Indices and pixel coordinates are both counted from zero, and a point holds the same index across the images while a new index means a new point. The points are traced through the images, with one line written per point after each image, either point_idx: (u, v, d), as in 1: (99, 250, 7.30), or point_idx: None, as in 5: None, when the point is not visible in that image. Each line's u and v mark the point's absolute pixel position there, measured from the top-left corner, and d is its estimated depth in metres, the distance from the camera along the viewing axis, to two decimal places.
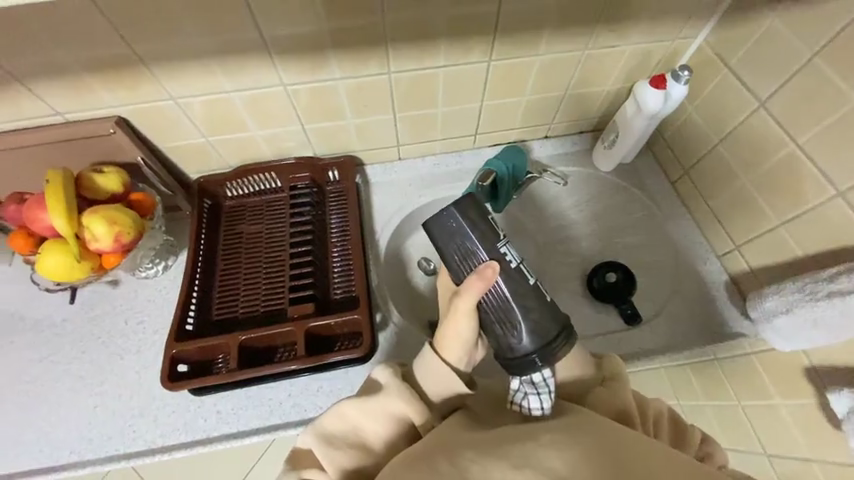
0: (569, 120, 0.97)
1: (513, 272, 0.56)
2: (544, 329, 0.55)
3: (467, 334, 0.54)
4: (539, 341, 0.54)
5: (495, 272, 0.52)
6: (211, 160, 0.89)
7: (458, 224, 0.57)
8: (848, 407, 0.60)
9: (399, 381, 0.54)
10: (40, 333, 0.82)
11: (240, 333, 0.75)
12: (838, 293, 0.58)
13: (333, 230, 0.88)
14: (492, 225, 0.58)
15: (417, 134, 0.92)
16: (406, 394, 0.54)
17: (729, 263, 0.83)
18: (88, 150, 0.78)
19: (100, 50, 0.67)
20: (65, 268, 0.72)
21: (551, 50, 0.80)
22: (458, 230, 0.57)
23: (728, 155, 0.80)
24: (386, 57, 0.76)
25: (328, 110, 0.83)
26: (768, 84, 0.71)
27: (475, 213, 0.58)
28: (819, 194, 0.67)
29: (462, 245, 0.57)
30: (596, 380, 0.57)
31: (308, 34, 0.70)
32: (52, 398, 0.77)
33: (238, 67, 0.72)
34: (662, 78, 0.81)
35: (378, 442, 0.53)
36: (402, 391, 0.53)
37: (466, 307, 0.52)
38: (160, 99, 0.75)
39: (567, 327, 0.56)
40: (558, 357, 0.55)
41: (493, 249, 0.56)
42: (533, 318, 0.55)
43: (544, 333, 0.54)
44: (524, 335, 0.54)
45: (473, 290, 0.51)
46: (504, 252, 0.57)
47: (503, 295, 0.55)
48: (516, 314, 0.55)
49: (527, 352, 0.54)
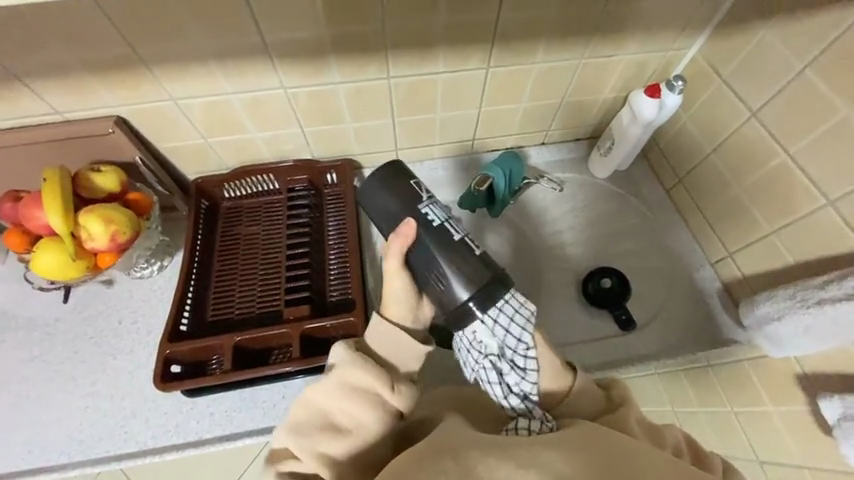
0: (566, 127, 0.98)
1: (434, 229, 0.57)
2: (472, 279, 0.54)
3: (400, 293, 0.57)
4: (470, 288, 0.54)
5: (412, 229, 0.56)
6: (210, 161, 0.89)
7: (381, 194, 0.62)
8: (839, 413, 0.61)
9: (357, 356, 0.55)
10: (32, 332, 0.81)
11: (235, 334, 0.75)
12: (829, 300, 0.59)
13: (330, 232, 0.89)
14: (414, 189, 0.62)
15: (415, 139, 0.93)
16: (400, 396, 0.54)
17: (722, 270, 0.84)
18: (86, 149, 0.78)
19: (102, 50, 0.67)
20: (61, 266, 0.71)
21: (549, 58, 0.81)
22: (384, 197, 0.62)
23: (721, 163, 0.81)
24: (386, 62, 0.76)
25: (328, 113, 0.83)
26: (760, 94, 0.72)
27: (397, 180, 0.63)
28: (809, 203, 0.68)
29: (389, 212, 0.62)
30: (605, 408, 0.56)
31: (309, 38, 0.70)
32: (42, 398, 0.76)
33: (239, 70, 0.73)
34: (657, 87, 0.82)
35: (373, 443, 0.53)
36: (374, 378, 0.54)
37: (390, 267, 0.56)
38: (160, 99, 0.75)
39: (499, 274, 0.55)
40: (495, 303, 0.54)
41: (413, 210, 0.60)
42: (459, 271, 0.54)
43: (473, 283, 0.54)
44: (455, 285, 0.54)
45: (394, 249, 0.56)
46: (424, 211, 0.59)
47: (425, 249, 0.56)
48: (443, 266, 0.55)
49: (461, 301, 0.54)
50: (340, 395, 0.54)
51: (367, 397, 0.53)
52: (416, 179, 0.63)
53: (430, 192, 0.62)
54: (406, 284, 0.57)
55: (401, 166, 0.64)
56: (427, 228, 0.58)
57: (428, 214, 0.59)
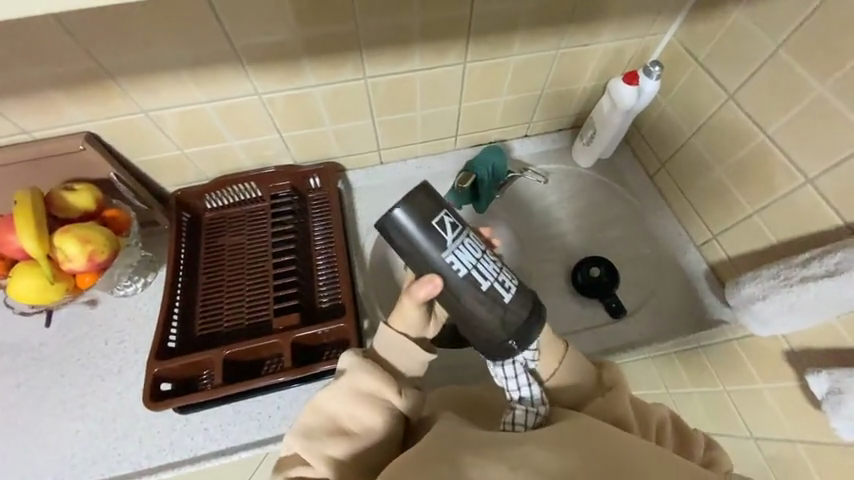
0: (548, 118, 0.98)
1: (467, 281, 0.48)
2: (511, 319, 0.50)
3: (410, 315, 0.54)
4: (511, 331, 0.50)
5: (438, 287, 0.49)
6: (188, 172, 0.87)
7: (396, 239, 0.48)
8: (827, 388, 0.61)
9: (364, 361, 0.54)
10: (16, 358, 0.79)
11: (225, 347, 0.74)
12: (811, 278, 0.60)
13: (316, 238, 0.88)
14: (436, 230, 0.47)
15: (397, 138, 0.92)
16: (394, 400, 0.54)
17: (708, 253, 0.85)
18: (58, 168, 0.76)
19: (65, 64, 0.65)
20: (39, 290, 0.70)
21: (526, 50, 0.80)
22: (407, 240, 0.47)
23: (701, 147, 0.82)
24: (361, 62, 0.75)
25: (305, 117, 0.82)
26: (736, 77, 0.73)
27: (415, 217, 0.47)
28: (789, 182, 0.69)
29: (409, 257, 0.49)
30: (595, 391, 0.58)
31: (281, 42, 0.69)
32: (31, 425, 0.74)
33: (210, 77, 0.71)
34: (634, 74, 0.82)
35: (368, 450, 0.52)
36: (383, 381, 0.54)
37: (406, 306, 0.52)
38: (131, 112, 0.73)
39: (537, 308, 0.51)
40: (533, 340, 0.52)
41: (436, 260, 0.48)
42: (500, 319, 0.49)
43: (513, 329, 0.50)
44: (494, 330, 0.50)
45: (414, 295, 0.50)
46: (450, 261, 0.48)
47: (454, 301, 0.49)
48: (477, 316, 0.49)
49: (500, 343, 0.50)
50: (349, 399, 0.53)
51: (361, 404, 0.53)
52: (439, 214, 0.47)
53: (457, 227, 0.48)
54: (421, 313, 0.54)
55: (423, 192, 0.47)
56: (455, 280, 0.48)
57: (460, 259, 0.48)
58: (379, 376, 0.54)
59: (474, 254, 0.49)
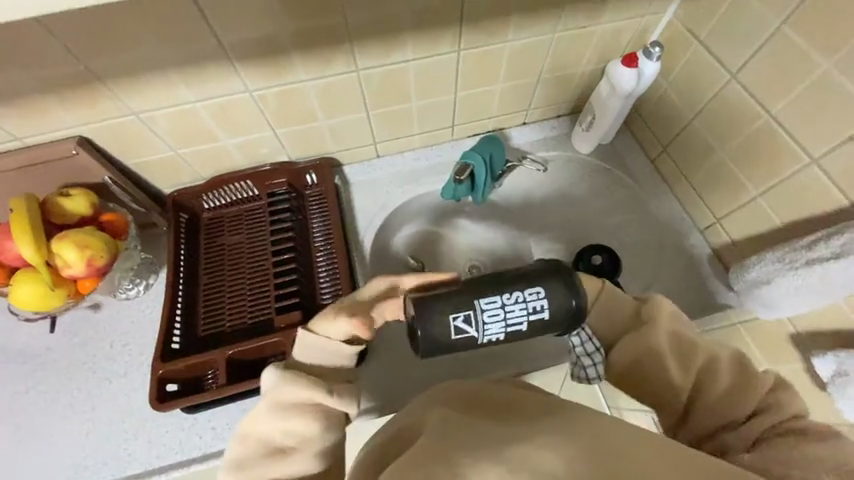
0: (545, 105, 0.96)
1: (509, 336, 0.47)
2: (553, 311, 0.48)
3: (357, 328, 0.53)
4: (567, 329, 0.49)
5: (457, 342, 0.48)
6: (183, 173, 0.86)
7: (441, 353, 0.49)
8: (832, 369, 0.61)
9: (289, 375, 0.51)
10: (23, 364, 0.80)
11: (228, 347, 0.74)
12: (817, 260, 0.59)
13: (315, 234, 0.87)
14: (461, 331, 0.47)
15: (393, 131, 0.91)
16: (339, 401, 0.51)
17: (712, 237, 0.84)
18: (52, 173, 0.76)
19: (52, 69, 0.64)
20: (40, 297, 0.70)
21: (520, 36, 0.78)
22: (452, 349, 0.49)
23: (704, 129, 0.80)
24: (352, 55, 0.74)
25: (298, 113, 0.81)
26: (738, 55, 0.71)
27: (442, 340, 0.47)
28: (794, 162, 0.67)
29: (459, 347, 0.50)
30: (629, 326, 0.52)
31: (269, 37, 0.68)
32: (42, 429, 0.76)
33: (200, 76, 0.70)
34: (634, 56, 0.80)
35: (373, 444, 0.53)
36: (312, 389, 0.50)
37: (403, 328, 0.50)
38: (122, 115, 0.72)
39: (569, 278, 0.47)
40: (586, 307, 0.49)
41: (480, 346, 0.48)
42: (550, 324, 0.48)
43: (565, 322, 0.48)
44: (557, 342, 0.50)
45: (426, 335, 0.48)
46: (488, 340, 0.48)
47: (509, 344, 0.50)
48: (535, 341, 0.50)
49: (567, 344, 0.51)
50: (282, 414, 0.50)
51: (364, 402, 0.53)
52: (451, 321, 0.46)
53: (471, 318, 0.46)
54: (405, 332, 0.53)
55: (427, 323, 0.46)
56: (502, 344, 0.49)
57: (490, 335, 0.47)
58: (312, 381, 0.51)
59: (499, 318, 0.46)
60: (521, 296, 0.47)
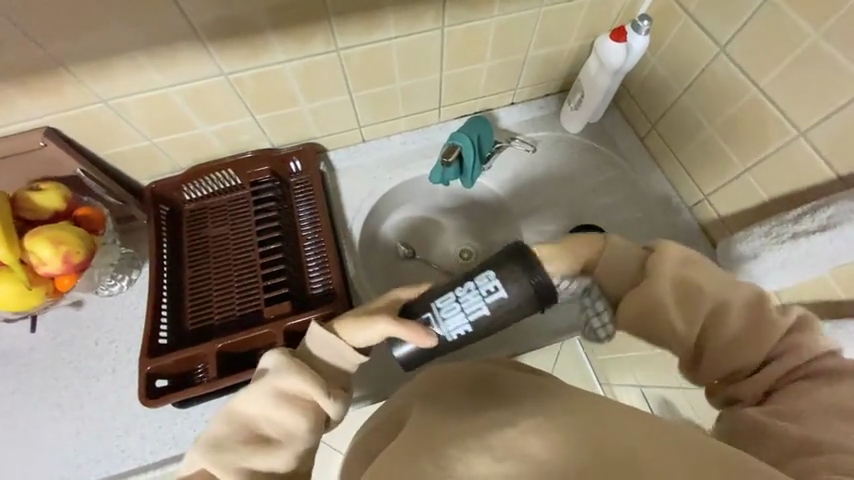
0: (533, 83, 0.94)
1: (473, 323, 0.53)
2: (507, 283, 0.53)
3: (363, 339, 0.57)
4: (530, 302, 0.52)
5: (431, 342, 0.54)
6: (160, 163, 0.83)
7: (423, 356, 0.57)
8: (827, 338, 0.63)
9: (288, 361, 0.55)
10: (6, 366, 0.78)
11: (218, 340, 0.73)
12: (804, 233, 0.60)
13: (302, 223, 0.85)
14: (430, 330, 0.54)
15: (378, 113, 0.88)
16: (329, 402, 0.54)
17: (700, 213, 0.84)
18: (20, 167, 0.72)
19: (9, 54, 0.60)
20: (17, 297, 0.67)
21: (506, 11, 0.76)
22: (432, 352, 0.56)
23: (692, 105, 0.79)
24: (331, 34, 0.70)
25: (278, 97, 0.78)
26: (727, 27, 0.69)
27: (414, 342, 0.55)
28: (782, 136, 0.67)
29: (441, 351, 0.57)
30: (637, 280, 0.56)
31: (243, 15, 0.64)
32: (30, 429, 0.74)
33: (171, 60, 0.66)
34: (622, 30, 0.78)
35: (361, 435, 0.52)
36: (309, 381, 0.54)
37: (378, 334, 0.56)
38: (90, 103, 0.68)
39: (517, 250, 0.52)
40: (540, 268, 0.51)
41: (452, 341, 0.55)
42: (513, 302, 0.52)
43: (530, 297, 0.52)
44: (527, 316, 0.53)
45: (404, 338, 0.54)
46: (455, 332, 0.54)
47: (481, 330, 0.54)
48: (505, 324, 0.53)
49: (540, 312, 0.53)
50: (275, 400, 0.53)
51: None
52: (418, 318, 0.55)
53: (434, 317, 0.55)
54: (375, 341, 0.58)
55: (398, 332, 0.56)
56: (472, 333, 0.54)
57: (459, 324, 0.53)
58: (314, 377, 0.54)
59: (456, 309, 0.53)
60: (474, 282, 0.52)
